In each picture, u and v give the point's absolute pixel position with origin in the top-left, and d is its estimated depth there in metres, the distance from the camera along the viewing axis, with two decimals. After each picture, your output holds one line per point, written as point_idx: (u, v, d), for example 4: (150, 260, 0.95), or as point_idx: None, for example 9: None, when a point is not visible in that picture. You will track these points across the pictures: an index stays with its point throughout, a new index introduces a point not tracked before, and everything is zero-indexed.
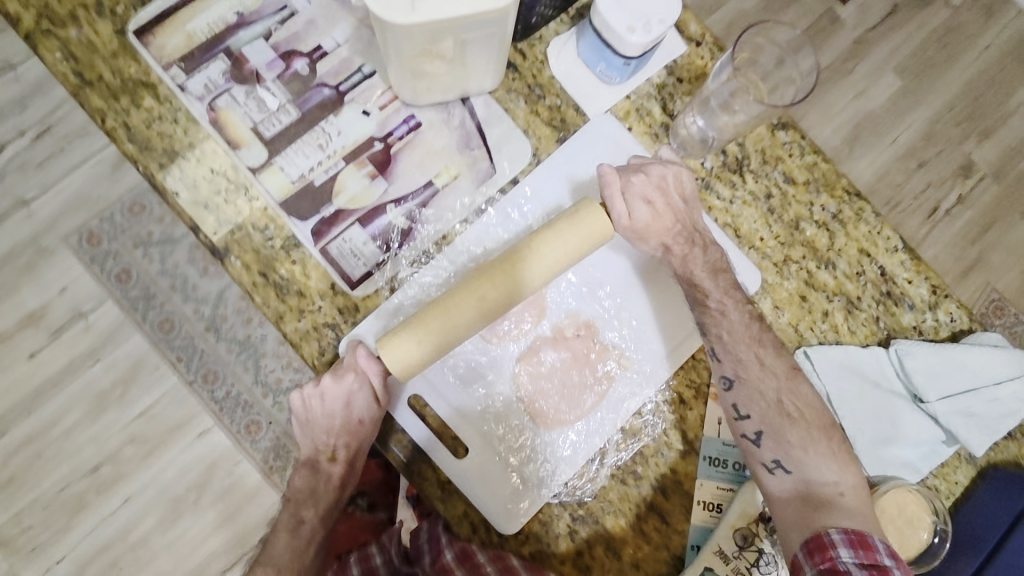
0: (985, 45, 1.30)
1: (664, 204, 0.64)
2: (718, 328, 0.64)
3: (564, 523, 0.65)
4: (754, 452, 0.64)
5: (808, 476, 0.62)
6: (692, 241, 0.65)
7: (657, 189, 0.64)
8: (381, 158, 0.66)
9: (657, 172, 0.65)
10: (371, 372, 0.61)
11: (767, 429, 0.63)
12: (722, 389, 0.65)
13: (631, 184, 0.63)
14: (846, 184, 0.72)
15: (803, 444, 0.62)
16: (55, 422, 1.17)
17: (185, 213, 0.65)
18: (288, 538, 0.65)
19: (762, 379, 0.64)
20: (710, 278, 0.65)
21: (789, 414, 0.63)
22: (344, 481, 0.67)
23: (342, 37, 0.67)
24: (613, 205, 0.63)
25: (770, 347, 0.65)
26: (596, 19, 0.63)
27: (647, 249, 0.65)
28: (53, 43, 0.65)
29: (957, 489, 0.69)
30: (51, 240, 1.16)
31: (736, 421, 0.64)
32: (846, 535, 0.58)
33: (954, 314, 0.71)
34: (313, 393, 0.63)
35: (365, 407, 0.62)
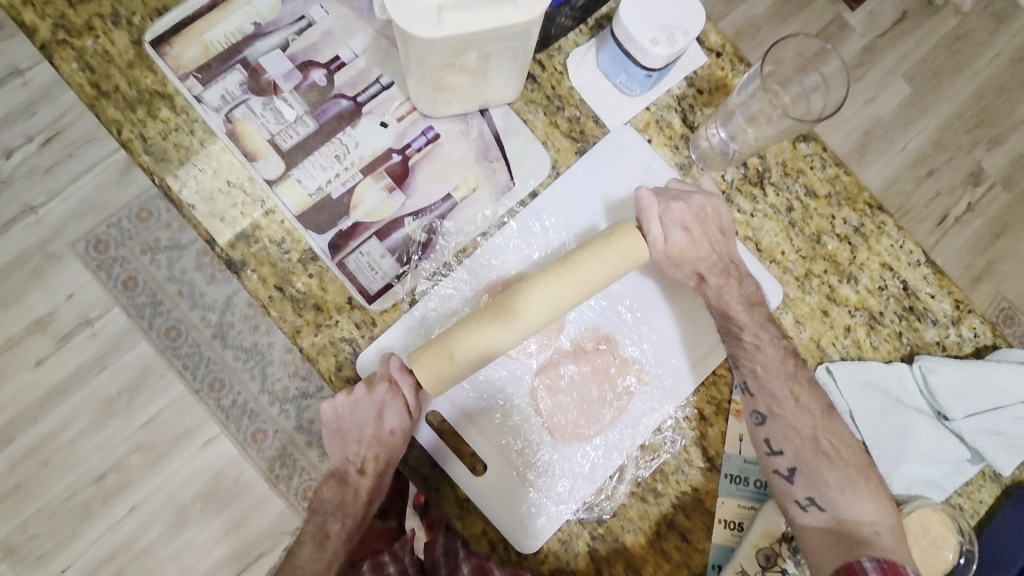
0: (997, 51, 1.30)
1: (701, 233, 0.64)
2: (753, 363, 0.64)
3: (583, 541, 0.64)
4: (787, 489, 0.63)
5: (840, 514, 0.61)
6: (727, 274, 0.65)
7: (695, 218, 0.64)
8: (399, 171, 0.65)
9: (695, 204, 0.64)
10: (404, 384, 0.60)
11: (802, 466, 0.63)
12: (754, 424, 0.64)
13: (671, 210, 0.63)
14: (868, 197, 0.71)
15: (840, 485, 0.61)
16: (62, 429, 1.16)
17: (200, 226, 0.64)
18: (314, 550, 0.62)
19: (796, 416, 0.64)
20: (744, 310, 0.64)
21: (824, 454, 0.62)
22: (373, 496, 0.64)
23: (360, 47, 0.66)
24: (650, 228, 0.63)
25: (806, 386, 0.64)
26: (619, 31, 0.61)
27: (680, 275, 0.65)
28: (69, 53, 0.64)
29: (981, 508, 0.68)
30: (58, 246, 1.17)
31: (769, 456, 0.64)
32: (878, 564, 0.58)
33: (976, 329, 0.70)
34: (345, 402, 0.62)
35: (398, 418, 0.61)
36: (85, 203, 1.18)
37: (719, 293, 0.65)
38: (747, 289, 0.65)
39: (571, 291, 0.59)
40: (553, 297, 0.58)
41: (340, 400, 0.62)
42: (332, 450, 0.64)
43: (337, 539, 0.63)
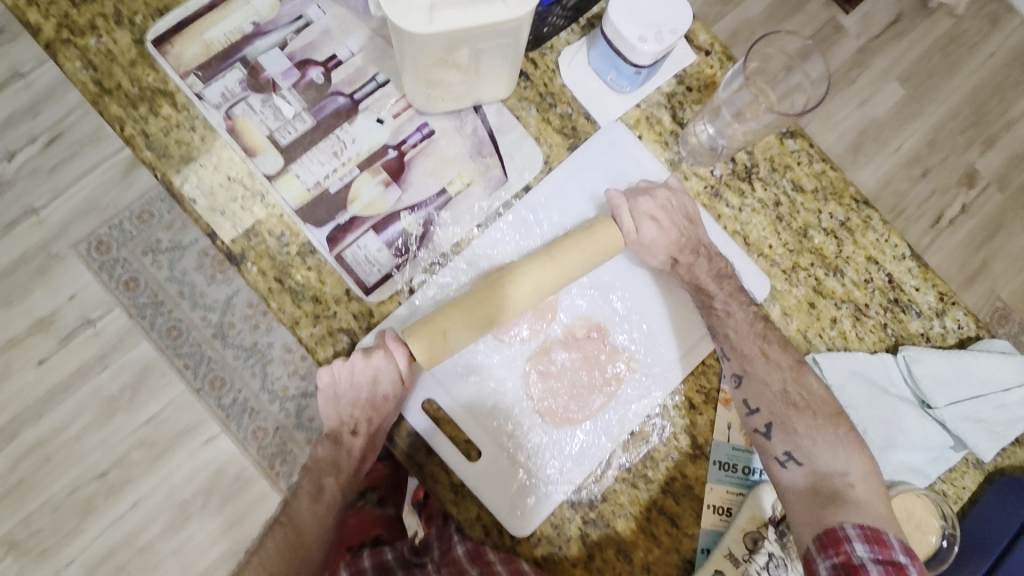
0: (989, 53, 1.32)
1: (670, 227, 0.66)
2: (725, 328, 0.66)
3: (576, 526, 0.66)
4: (766, 444, 0.66)
5: (818, 467, 0.64)
6: (696, 252, 0.67)
7: (663, 210, 0.67)
8: (395, 165, 0.67)
9: (660, 197, 0.67)
10: (398, 352, 0.62)
11: (777, 421, 0.66)
12: (733, 387, 0.67)
13: (639, 205, 0.66)
14: (854, 192, 0.73)
15: (811, 434, 0.65)
16: (64, 426, 1.17)
17: (202, 220, 0.66)
18: (309, 504, 0.67)
19: (767, 371, 0.66)
20: (714, 282, 0.67)
21: (794, 404, 0.66)
22: (366, 455, 0.67)
23: (357, 46, 0.68)
24: (623, 220, 0.66)
25: (773, 338, 0.67)
26: (608, 29, 0.63)
27: (654, 262, 0.67)
28: (73, 52, 0.66)
29: (964, 494, 0.70)
30: (61, 246, 1.18)
31: (747, 416, 0.67)
32: (861, 530, 0.60)
33: (961, 321, 0.72)
34: (342, 367, 0.63)
35: (391, 386, 0.63)
36: (87, 203, 1.19)
37: (691, 272, 0.67)
38: (717, 262, 0.68)
39: (554, 278, 0.63)
40: (541, 283, 0.62)
41: (337, 366, 0.63)
42: (326, 412, 0.66)
43: (332, 495, 0.67)
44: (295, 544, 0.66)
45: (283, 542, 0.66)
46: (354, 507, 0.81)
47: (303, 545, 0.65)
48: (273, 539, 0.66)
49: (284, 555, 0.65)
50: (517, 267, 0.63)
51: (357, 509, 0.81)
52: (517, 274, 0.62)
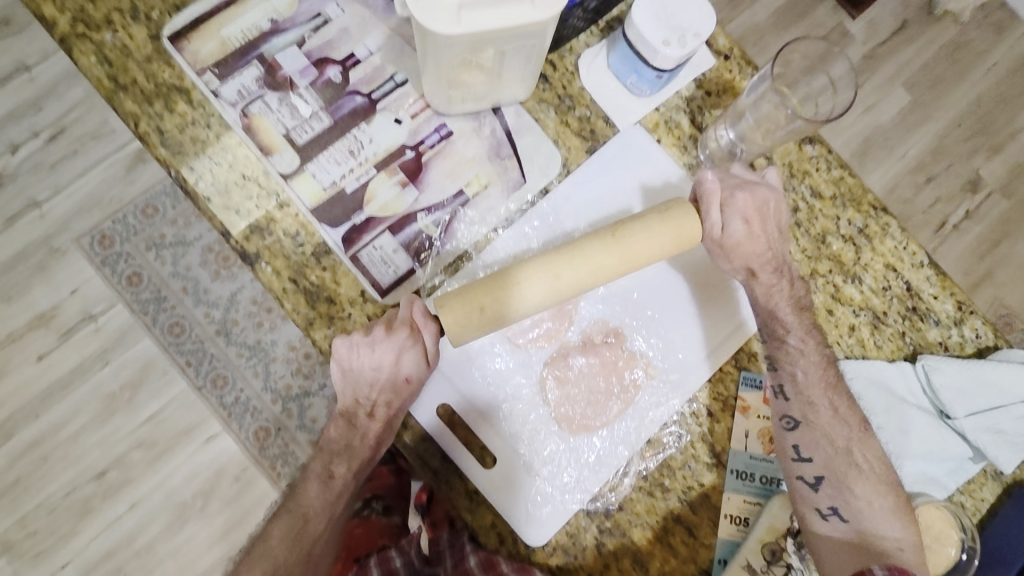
0: (994, 61, 1.32)
1: (759, 227, 0.63)
2: (794, 368, 0.65)
3: (591, 535, 0.65)
4: (811, 496, 0.65)
5: (863, 527, 0.64)
6: (780, 272, 0.65)
7: (756, 210, 0.63)
8: (413, 167, 0.66)
9: (759, 195, 0.63)
10: (425, 330, 0.60)
11: (829, 476, 0.65)
12: (784, 428, 0.66)
13: (733, 199, 0.63)
14: (872, 199, 0.72)
15: (868, 497, 0.64)
16: (63, 424, 1.16)
17: (216, 218, 0.65)
18: (320, 487, 0.67)
19: (831, 425, 0.65)
20: (791, 315, 0.65)
21: (856, 465, 0.65)
22: (383, 440, 0.65)
23: (375, 45, 0.67)
24: (708, 214, 0.62)
25: (843, 397, 0.66)
26: (631, 31, 0.63)
27: (727, 267, 0.64)
28: (88, 46, 0.65)
29: (983, 506, 0.68)
30: (64, 241, 1.17)
31: (796, 462, 0.65)
32: (890, 572, 0.59)
33: (979, 330, 0.72)
34: (361, 340, 0.61)
35: (415, 366, 0.61)
36: (90, 199, 1.18)
37: (768, 294, 0.65)
38: (797, 292, 0.66)
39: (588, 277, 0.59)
40: (564, 275, 0.58)
41: (356, 339, 0.61)
42: (343, 391, 0.63)
43: (343, 481, 0.67)
44: (302, 528, 0.66)
45: (290, 527, 0.66)
46: (359, 516, 0.81)
47: (312, 532, 0.66)
48: (279, 525, 0.66)
49: (292, 538, 0.66)
50: (530, 264, 0.59)
51: (363, 519, 0.81)
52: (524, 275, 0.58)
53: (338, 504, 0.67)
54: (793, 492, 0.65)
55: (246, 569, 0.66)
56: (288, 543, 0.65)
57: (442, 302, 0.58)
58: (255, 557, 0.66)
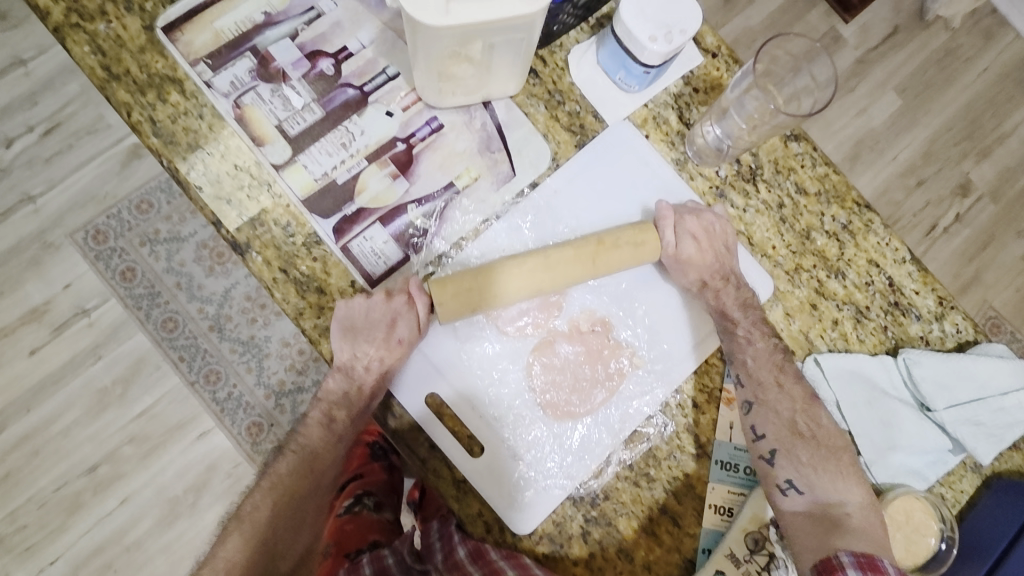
0: (984, 67, 1.34)
1: (707, 245, 0.67)
2: (744, 353, 0.67)
3: (577, 524, 0.66)
4: (770, 471, 0.66)
5: (818, 497, 0.65)
6: (727, 279, 0.68)
7: (705, 230, 0.68)
8: (404, 159, 0.67)
9: (705, 220, 0.68)
10: (419, 303, 0.63)
11: (782, 448, 0.66)
12: (742, 411, 0.67)
13: (683, 222, 0.67)
14: (857, 196, 0.73)
15: (814, 463, 0.66)
16: (55, 419, 1.16)
17: (208, 208, 0.66)
18: (322, 431, 0.67)
19: (779, 401, 0.67)
20: (739, 310, 0.68)
21: (801, 434, 0.66)
22: (378, 392, 0.65)
23: (367, 39, 0.68)
24: (664, 234, 0.66)
25: (788, 372, 0.68)
26: (619, 27, 0.64)
27: (682, 281, 0.67)
28: (82, 37, 0.66)
29: (962, 498, 0.70)
30: (57, 236, 1.17)
31: (753, 441, 0.67)
32: (856, 558, 0.61)
33: (960, 325, 0.73)
34: (360, 305, 0.63)
35: (409, 329, 0.63)
36: (84, 194, 1.18)
37: (718, 299, 0.67)
38: (749, 295, 0.69)
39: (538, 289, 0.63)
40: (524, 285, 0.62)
41: (356, 302, 0.63)
42: (339, 349, 0.64)
43: (343, 425, 0.67)
44: (307, 470, 0.67)
45: (296, 467, 0.67)
46: (349, 512, 0.82)
47: (319, 467, 0.68)
48: (284, 462, 0.67)
49: (299, 474, 0.67)
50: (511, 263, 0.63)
51: (353, 515, 0.81)
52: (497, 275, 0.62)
53: (340, 447, 0.68)
54: (755, 470, 0.67)
55: (247, 506, 0.67)
56: (292, 484, 0.67)
57: (440, 290, 0.61)
58: (263, 493, 0.67)
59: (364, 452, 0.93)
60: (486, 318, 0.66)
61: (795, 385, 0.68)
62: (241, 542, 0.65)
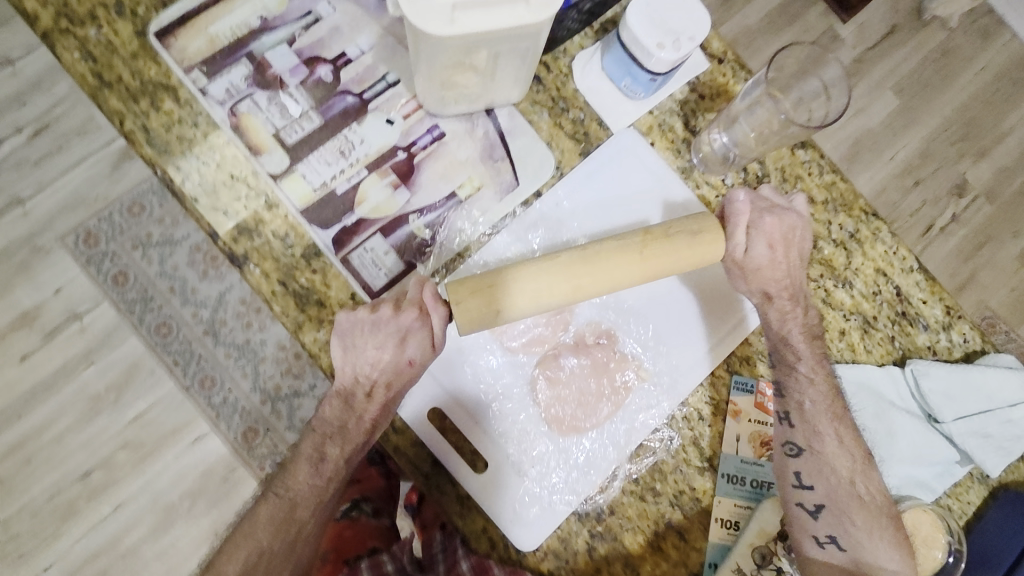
0: (981, 67, 1.33)
1: (782, 253, 0.65)
2: (802, 396, 0.66)
3: (582, 539, 0.65)
4: (811, 524, 0.65)
5: (859, 557, 0.64)
6: (795, 300, 0.66)
7: (784, 236, 0.65)
8: (405, 168, 0.66)
9: (788, 221, 0.66)
10: (433, 313, 0.59)
11: (829, 504, 0.65)
12: (789, 456, 0.66)
13: (761, 223, 0.65)
14: (864, 204, 0.73)
15: (867, 527, 0.64)
16: (47, 426, 1.14)
17: (203, 219, 0.64)
18: (308, 472, 0.65)
19: (836, 456, 0.65)
20: (806, 341, 0.66)
21: (858, 497, 0.64)
22: (378, 425, 0.63)
23: (367, 44, 0.66)
24: (736, 234, 0.64)
25: (851, 430, 0.66)
26: (625, 34, 0.62)
27: (744, 288, 0.66)
28: (71, 42, 0.64)
29: (969, 509, 0.70)
30: (47, 239, 1.15)
31: (799, 490, 0.65)
32: None
33: (966, 334, 0.72)
34: (366, 320, 0.60)
35: (419, 349, 0.60)
36: (74, 196, 1.16)
37: (782, 319, 0.66)
38: (809, 320, 0.67)
39: (567, 294, 0.59)
40: (544, 294, 0.59)
41: (360, 316, 0.60)
42: (342, 364, 0.61)
43: (333, 465, 0.65)
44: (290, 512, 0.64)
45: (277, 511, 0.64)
46: (347, 518, 0.81)
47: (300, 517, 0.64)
48: (266, 506, 0.65)
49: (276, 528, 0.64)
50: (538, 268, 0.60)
51: (351, 521, 0.80)
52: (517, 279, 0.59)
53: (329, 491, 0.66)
54: (795, 521, 0.65)
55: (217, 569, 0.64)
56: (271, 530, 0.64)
57: (456, 291, 0.58)
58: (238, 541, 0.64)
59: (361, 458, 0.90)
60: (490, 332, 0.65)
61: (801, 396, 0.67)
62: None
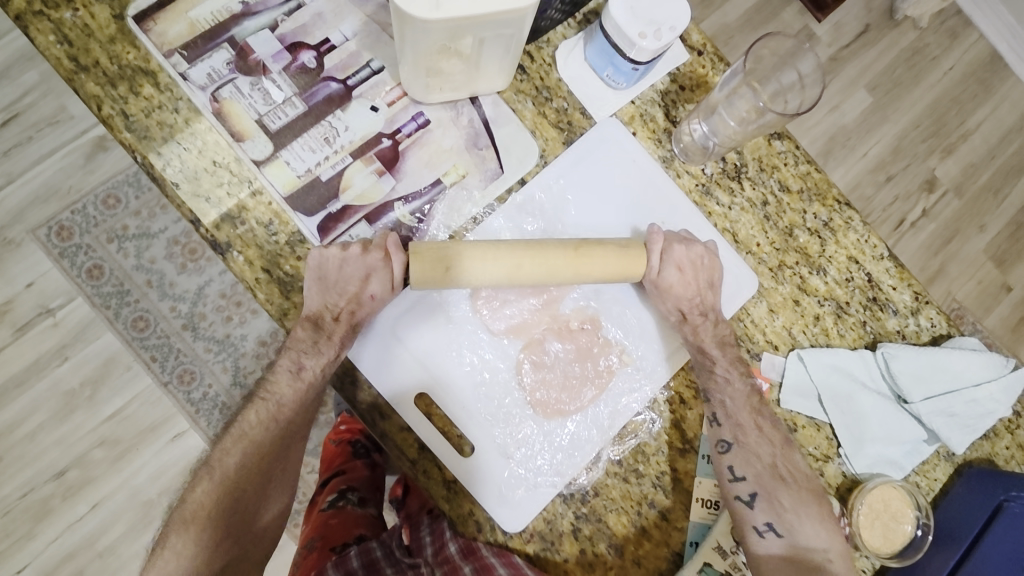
0: (948, 66, 1.38)
1: (691, 277, 0.67)
2: (723, 394, 0.67)
3: (568, 521, 0.66)
4: (749, 514, 0.66)
5: (795, 541, 0.66)
6: (705, 316, 0.68)
7: (692, 262, 0.67)
8: (389, 156, 0.66)
9: (695, 250, 0.67)
10: (395, 258, 0.61)
11: (762, 492, 0.66)
12: (720, 451, 0.67)
13: (671, 249, 0.66)
14: (837, 194, 0.75)
15: (796, 510, 0.66)
16: (19, 423, 1.11)
17: (185, 205, 0.63)
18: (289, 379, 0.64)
19: (758, 443, 0.67)
20: (716, 348, 0.68)
21: (782, 478, 0.67)
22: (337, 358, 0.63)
23: (350, 31, 0.66)
24: (651, 258, 0.65)
25: (767, 416, 0.69)
26: (607, 24, 0.63)
27: (661, 308, 0.67)
28: (46, 25, 0.63)
29: (935, 485, 0.73)
30: (17, 232, 1.12)
31: (732, 482, 0.66)
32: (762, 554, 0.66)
33: (934, 319, 0.75)
34: (335, 255, 0.61)
35: (381, 288, 0.62)
36: (46, 188, 1.13)
37: None
38: None
39: (509, 271, 0.60)
40: (495, 263, 0.60)
41: (330, 252, 0.61)
42: (310, 297, 0.62)
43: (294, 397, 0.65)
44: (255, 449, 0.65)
45: (258, 430, 0.65)
46: (334, 507, 0.83)
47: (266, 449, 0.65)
48: (253, 410, 0.65)
49: (246, 463, 0.65)
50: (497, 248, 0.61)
51: (337, 510, 0.82)
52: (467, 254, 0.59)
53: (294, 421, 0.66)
54: (733, 511, 0.66)
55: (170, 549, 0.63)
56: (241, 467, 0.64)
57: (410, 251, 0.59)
58: (213, 461, 0.64)
59: (346, 450, 0.94)
60: (476, 314, 0.66)
61: None
62: (204, 494, 0.64)
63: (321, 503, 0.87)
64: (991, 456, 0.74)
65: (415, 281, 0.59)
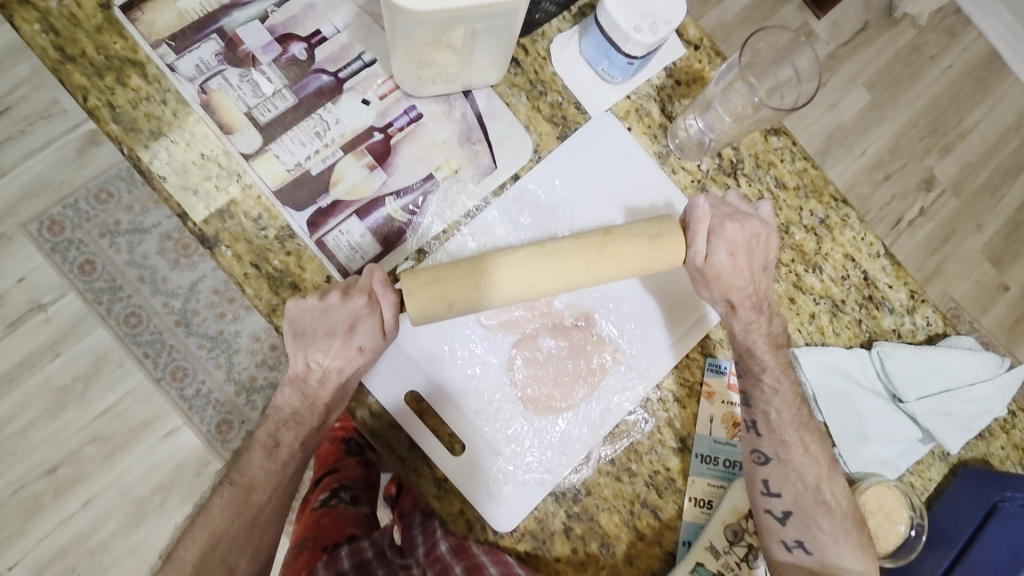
0: (946, 64, 1.37)
1: (743, 260, 0.65)
2: (769, 408, 0.67)
3: (560, 520, 0.66)
4: (777, 529, 0.66)
5: (825, 559, 0.66)
6: (758, 310, 0.67)
7: (744, 243, 0.65)
8: (381, 150, 0.65)
9: (749, 228, 0.65)
10: (383, 302, 0.59)
11: (797, 509, 0.66)
12: (757, 464, 0.67)
13: (724, 228, 0.64)
14: (833, 191, 0.74)
15: (833, 532, 0.66)
16: (10, 419, 1.10)
17: (173, 199, 0.62)
18: (277, 443, 0.66)
19: (800, 461, 0.67)
20: (728, 349, 0.67)
21: (821, 499, 0.67)
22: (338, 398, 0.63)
23: (342, 23, 0.65)
24: (695, 240, 0.64)
25: (815, 436, 0.68)
26: (603, 17, 0.62)
27: (707, 296, 0.66)
28: (31, 14, 0.61)
29: (930, 485, 0.72)
30: (8, 226, 1.11)
31: (766, 497, 0.66)
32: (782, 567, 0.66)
33: (929, 318, 0.75)
34: (314, 306, 0.60)
35: (370, 334, 0.60)
36: (37, 181, 1.12)
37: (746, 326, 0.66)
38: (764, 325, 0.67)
39: (521, 289, 0.60)
40: (530, 279, 0.60)
41: (308, 304, 0.60)
42: (294, 353, 0.62)
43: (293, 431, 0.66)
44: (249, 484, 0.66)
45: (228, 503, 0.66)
46: (326, 506, 0.82)
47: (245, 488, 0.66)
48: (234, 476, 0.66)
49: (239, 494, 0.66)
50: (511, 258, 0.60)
51: (329, 509, 0.81)
52: (496, 265, 0.59)
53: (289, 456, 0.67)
54: (765, 526, 0.67)
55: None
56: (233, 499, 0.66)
57: (410, 281, 0.58)
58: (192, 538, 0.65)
59: (338, 448, 0.92)
60: None
61: (781, 377, 0.68)
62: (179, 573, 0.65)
63: (313, 502, 0.86)
64: (986, 456, 0.73)
65: (416, 315, 0.58)
